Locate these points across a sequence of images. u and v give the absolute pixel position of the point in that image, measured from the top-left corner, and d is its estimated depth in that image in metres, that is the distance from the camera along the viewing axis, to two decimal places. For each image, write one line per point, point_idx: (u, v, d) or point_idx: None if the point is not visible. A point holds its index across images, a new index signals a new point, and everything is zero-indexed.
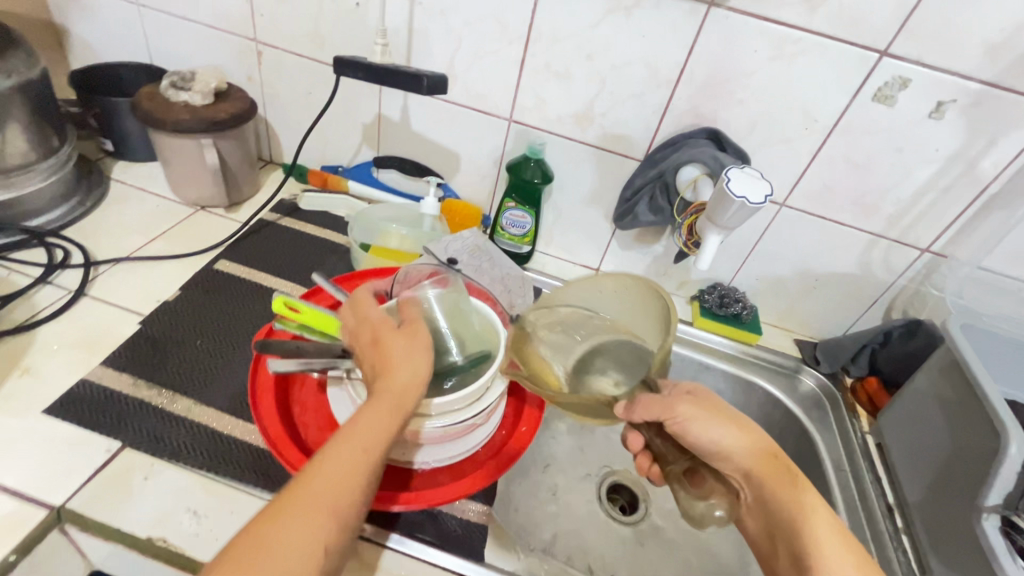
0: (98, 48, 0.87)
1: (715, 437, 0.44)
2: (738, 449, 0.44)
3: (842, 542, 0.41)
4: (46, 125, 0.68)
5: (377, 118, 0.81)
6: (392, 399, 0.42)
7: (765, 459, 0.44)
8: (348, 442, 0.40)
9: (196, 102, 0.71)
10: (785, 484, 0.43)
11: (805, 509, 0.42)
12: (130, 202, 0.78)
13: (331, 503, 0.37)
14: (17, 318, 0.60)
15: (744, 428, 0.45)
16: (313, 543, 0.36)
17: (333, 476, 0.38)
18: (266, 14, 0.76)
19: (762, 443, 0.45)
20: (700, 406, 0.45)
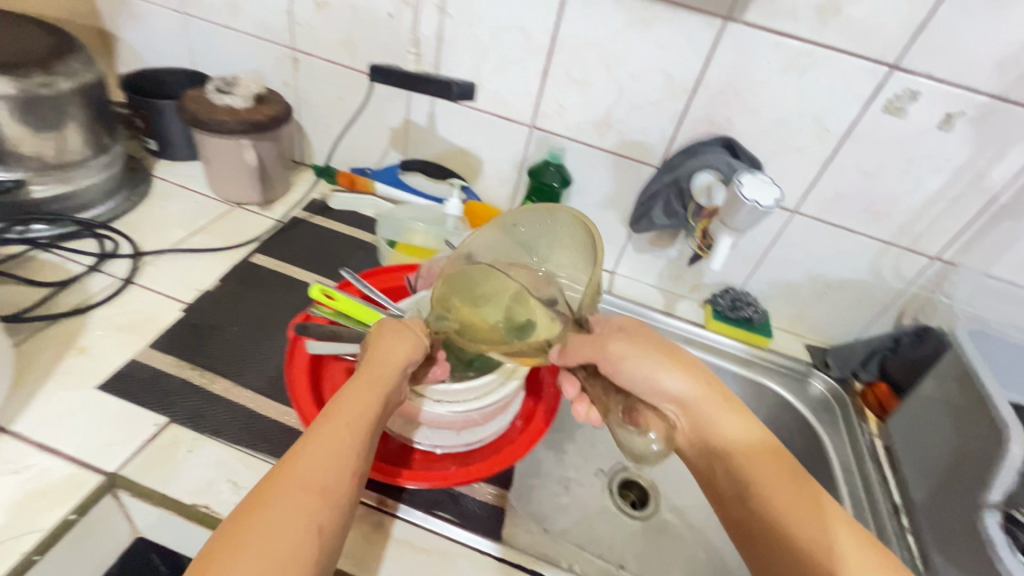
0: (144, 54, 0.93)
1: (653, 373, 0.46)
2: (675, 383, 0.46)
3: (773, 463, 0.44)
4: (100, 124, 0.73)
5: (405, 123, 0.86)
6: (374, 377, 0.46)
7: (701, 391, 0.47)
8: (336, 416, 0.42)
9: (237, 105, 0.76)
10: (720, 411, 0.46)
11: (739, 438, 0.45)
12: (172, 198, 0.83)
13: (320, 473, 0.38)
14: (71, 303, 0.64)
15: (683, 363, 0.48)
16: (310, 507, 0.36)
17: (325, 445, 0.39)
18: (304, 24, 0.80)
19: (700, 376, 0.48)
20: (635, 344, 0.48)
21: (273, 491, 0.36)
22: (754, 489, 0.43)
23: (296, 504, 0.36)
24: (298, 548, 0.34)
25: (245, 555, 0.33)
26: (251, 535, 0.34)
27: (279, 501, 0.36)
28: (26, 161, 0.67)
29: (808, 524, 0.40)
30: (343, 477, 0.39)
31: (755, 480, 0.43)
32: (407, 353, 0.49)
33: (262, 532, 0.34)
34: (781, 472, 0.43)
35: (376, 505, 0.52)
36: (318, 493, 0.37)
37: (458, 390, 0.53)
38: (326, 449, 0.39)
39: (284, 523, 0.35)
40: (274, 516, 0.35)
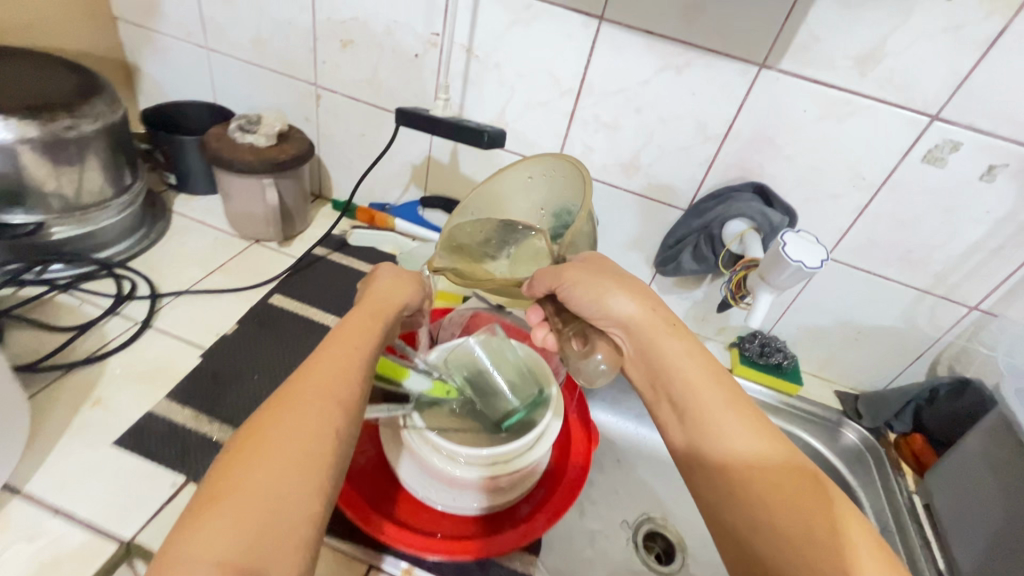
0: (165, 86, 0.93)
1: (600, 297, 0.48)
2: (622, 307, 0.48)
3: (716, 382, 0.45)
4: (122, 163, 0.72)
5: (427, 160, 0.84)
6: (373, 310, 0.47)
7: (647, 316, 0.49)
8: (336, 343, 0.43)
9: (260, 144, 0.75)
10: (664, 334, 0.48)
11: (674, 356, 0.47)
12: (191, 234, 0.82)
13: (335, 383, 0.40)
14: (88, 349, 0.62)
15: (634, 289, 0.50)
16: (320, 416, 0.37)
17: (329, 364, 0.41)
18: (328, 62, 0.80)
19: (648, 301, 0.50)
20: (587, 272, 0.50)
21: (283, 405, 0.38)
22: (694, 406, 0.44)
23: (305, 414, 0.37)
24: (311, 451, 0.36)
25: (262, 459, 0.34)
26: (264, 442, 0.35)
27: (288, 412, 0.37)
28: (47, 202, 0.65)
29: (739, 435, 0.42)
30: (348, 389, 0.40)
31: (694, 399, 0.44)
32: (406, 293, 0.51)
33: (275, 439, 0.35)
34: (720, 390, 0.45)
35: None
36: (325, 403, 0.38)
37: (486, 455, 0.50)
38: (330, 366, 0.41)
39: (296, 429, 0.36)
40: (286, 425, 0.36)
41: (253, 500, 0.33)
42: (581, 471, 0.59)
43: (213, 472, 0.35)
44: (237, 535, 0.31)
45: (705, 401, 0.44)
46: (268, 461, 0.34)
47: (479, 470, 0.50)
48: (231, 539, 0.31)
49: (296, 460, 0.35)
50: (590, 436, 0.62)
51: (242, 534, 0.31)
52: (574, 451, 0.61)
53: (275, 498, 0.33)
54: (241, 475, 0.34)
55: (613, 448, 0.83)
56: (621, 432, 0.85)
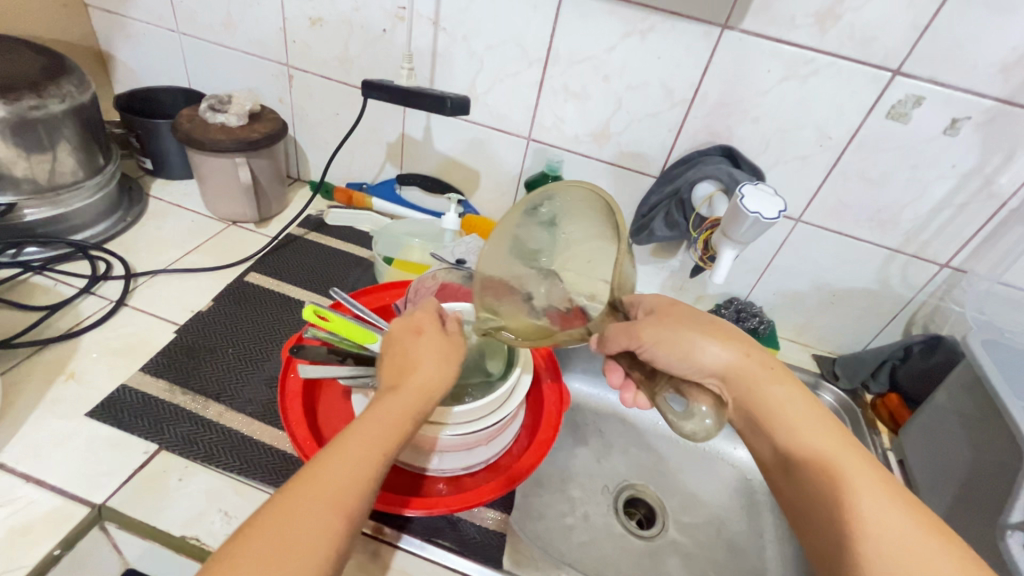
0: (140, 73, 0.93)
1: (688, 350, 0.45)
2: (710, 356, 0.45)
3: (828, 431, 0.41)
4: (94, 146, 0.73)
5: (401, 136, 0.85)
6: (415, 389, 0.42)
7: (742, 361, 0.45)
8: (360, 437, 0.38)
9: (231, 123, 0.76)
10: (764, 381, 0.44)
11: (771, 403, 0.43)
12: (168, 217, 0.82)
13: (344, 493, 0.35)
14: (63, 327, 0.63)
15: (724, 336, 0.47)
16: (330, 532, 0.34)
17: (355, 461, 0.37)
18: (299, 41, 0.80)
19: (742, 345, 0.46)
20: (663, 324, 0.46)
21: (285, 504, 0.34)
22: (782, 430, 0.42)
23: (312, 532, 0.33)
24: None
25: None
26: (263, 550, 0.32)
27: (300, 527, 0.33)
28: (18, 185, 0.66)
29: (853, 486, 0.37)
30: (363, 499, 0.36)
31: (780, 426, 0.42)
32: (450, 366, 0.44)
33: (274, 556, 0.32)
34: (834, 439, 0.40)
35: (372, 533, 0.51)
36: (338, 516, 0.34)
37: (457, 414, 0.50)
38: (355, 465, 0.36)
39: (297, 548, 0.32)
40: (288, 539, 0.32)
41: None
42: (553, 429, 0.60)
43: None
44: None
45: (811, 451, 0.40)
46: None
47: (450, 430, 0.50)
48: None
49: None
50: (561, 396, 0.63)
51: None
52: (546, 413, 0.62)
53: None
54: None
55: (593, 419, 0.83)
56: (601, 402, 0.85)
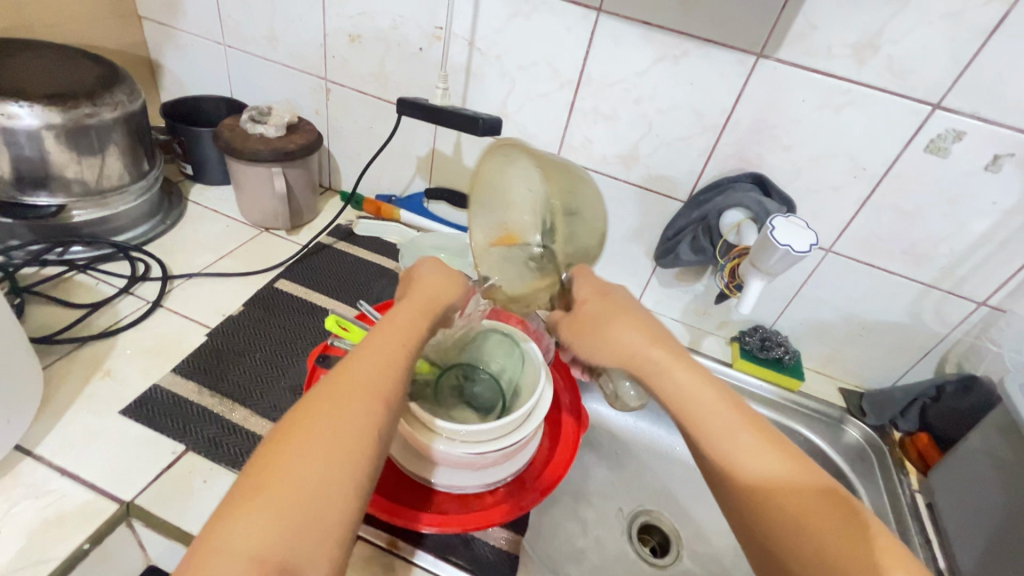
0: (185, 82, 0.97)
1: (603, 344, 0.46)
2: (624, 346, 0.45)
3: (737, 415, 0.41)
4: (140, 152, 0.76)
5: (430, 151, 0.86)
6: (423, 301, 0.47)
7: (650, 347, 0.45)
8: (383, 334, 0.43)
9: (270, 134, 0.78)
10: (667, 370, 0.44)
11: (679, 390, 0.43)
12: (205, 221, 0.85)
13: (377, 377, 0.40)
14: (102, 325, 0.66)
15: (644, 328, 0.46)
16: (368, 410, 0.38)
17: (374, 356, 0.41)
18: (338, 57, 0.82)
19: (651, 330, 0.46)
20: (582, 323, 0.48)
21: (317, 398, 0.38)
22: (716, 442, 0.40)
23: (347, 412, 0.37)
24: (350, 442, 0.36)
25: (301, 449, 0.35)
26: (311, 424, 0.36)
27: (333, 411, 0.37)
28: (68, 187, 0.70)
29: (762, 466, 0.38)
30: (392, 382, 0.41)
31: (718, 446, 0.40)
32: (455, 283, 0.51)
33: (322, 428, 0.36)
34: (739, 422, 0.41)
35: (386, 547, 0.51)
36: (369, 398, 0.38)
37: (477, 432, 0.51)
38: (375, 358, 0.41)
39: (337, 425, 0.36)
40: (324, 418, 0.37)
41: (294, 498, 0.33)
42: (570, 453, 0.60)
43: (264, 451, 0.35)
44: (284, 530, 0.32)
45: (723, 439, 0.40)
46: (303, 455, 0.35)
47: (468, 446, 0.51)
48: (276, 519, 0.32)
49: (332, 454, 0.35)
50: (581, 421, 0.63)
51: (289, 532, 0.32)
52: (564, 438, 0.62)
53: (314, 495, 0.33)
54: (281, 462, 0.34)
55: (609, 441, 0.83)
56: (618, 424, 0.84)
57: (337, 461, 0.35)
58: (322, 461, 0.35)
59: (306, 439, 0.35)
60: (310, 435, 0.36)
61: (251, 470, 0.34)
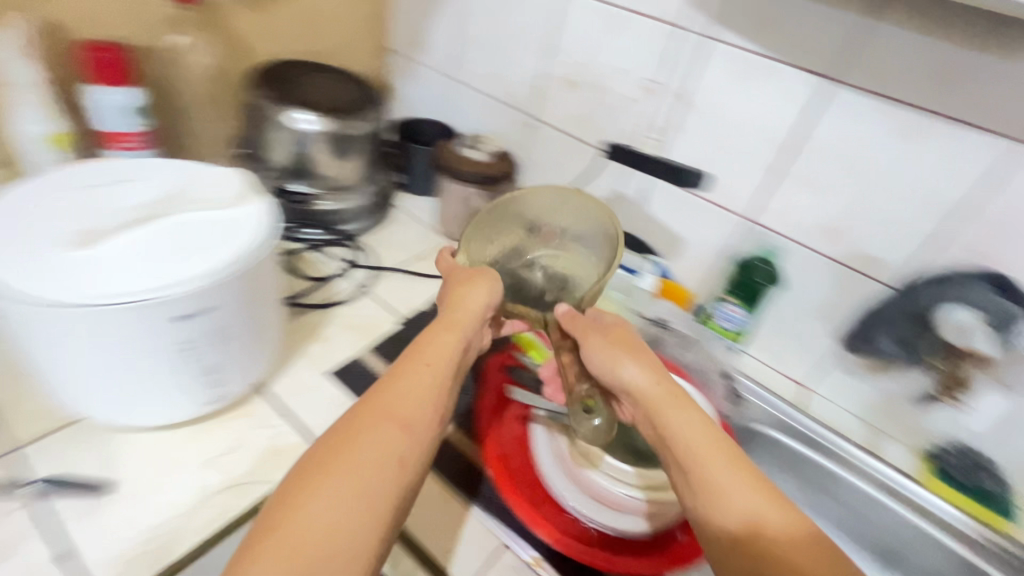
0: (410, 105, 1.13)
1: (614, 367, 0.53)
2: (629, 375, 0.52)
3: (721, 451, 0.46)
4: (375, 159, 0.90)
5: (616, 193, 0.90)
6: (456, 331, 0.53)
7: (653, 385, 0.51)
8: (411, 364, 0.49)
9: (480, 159, 0.87)
10: (667, 406, 0.50)
11: (674, 423, 0.48)
12: (406, 225, 0.98)
13: (409, 407, 0.45)
14: (323, 298, 0.78)
15: (653, 365, 0.53)
16: (394, 439, 0.43)
17: (408, 389, 0.47)
18: (549, 97, 0.90)
19: (658, 372, 0.52)
20: (605, 341, 0.55)
21: (348, 432, 0.43)
22: (703, 471, 0.45)
23: (372, 444, 0.42)
24: (383, 471, 0.41)
25: (334, 482, 0.39)
26: (344, 458, 0.41)
27: (358, 442, 0.42)
28: (321, 180, 0.85)
29: (742, 499, 0.42)
30: (417, 415, 0.45)
31: (711, 478, 0.44)
32: (489, 297, 0.57)
33: (350, 459, 0.41)
34: (721, 452, 0.45)
35: (528, 562, 0.53)
36: (394, 429, 0.43)
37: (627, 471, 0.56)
38: (410, 390, 0.47)
39: (366, 455, 0.41)
40: (357, 450, 0.41)
41: (318, 525, 0.37)
42: None
43: (294, 481, 0.39)
44: (310, 553, 0.35)
45: (709, 469, 0.44)
46: (335, 483, 0.39)
47: (615, 483, 0.56)
48: (301, 544, 0.36)
49: (361, 484, 0.40)
50: None
51: (320, 546, 0.36)
52: None
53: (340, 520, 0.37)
54: (311, 490, 0.38)
55: None
56: None
57: (368, 489, 0.40)
58: (351, 490, 0.39)
59: (340, 469, 0.40)
60: (339, 464, 0.40)
61: (282, 499, 0.38)
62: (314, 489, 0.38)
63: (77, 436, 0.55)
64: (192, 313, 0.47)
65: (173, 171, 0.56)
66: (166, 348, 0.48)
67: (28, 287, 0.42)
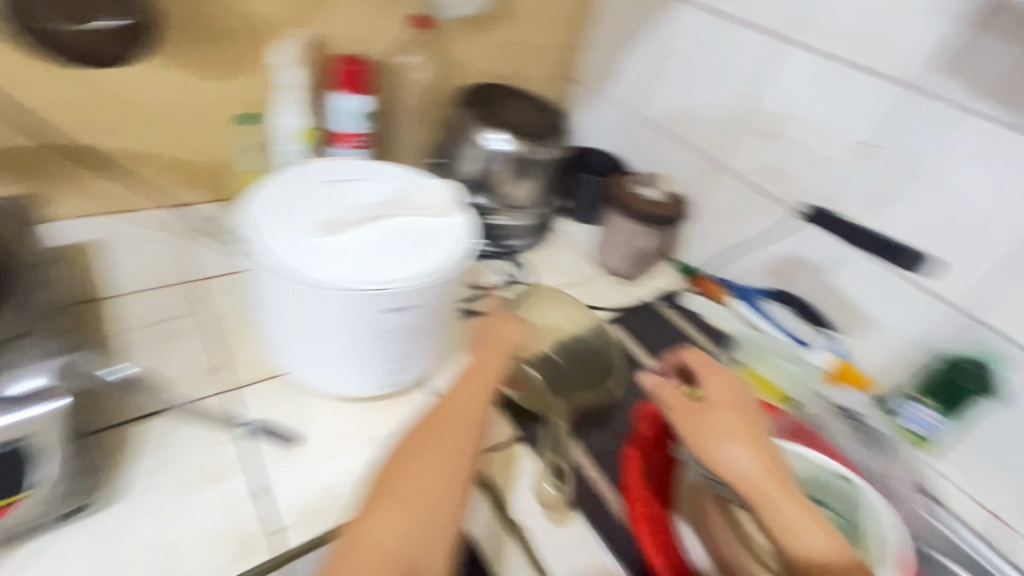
0: (583, 132, 1.16)
1: (716, 448, 0.50)
2: (734, 460, 0.49)
3: (819, 530, 0.46)
4: (548, 184, 0.94)
5: (795, 255, 0.84)
6: (494, 349, 0.56)
7: (754, 465, 0.49)
8: (465, 377, 0.52)
9: (654, 199, 0.86)
10: (768, 488, 0.47)
11: (774, 511, 0.46)
12: (563, 248, 1.00)
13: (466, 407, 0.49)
14: (482, 306, 0.82)
15: (749, 431, 0.51)
16: (456, 433, 0.47)
17: (461, 394, 0.51)
18: (737, 145, 0.87)
19: (759, 448, 0.50)
20: (704, 421, 0.52)
21: (417, 437, 0.47)
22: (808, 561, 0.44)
23: (443, 446, 0.46)
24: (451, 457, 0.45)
25: (413, 474, 0.44)
26: (419, 454, 0.45)
27: (432, 443, 0.46)
28: (496, 196, 0.90)
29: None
30: (477, 417, 0.49)
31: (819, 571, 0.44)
32: (516, 328, 0.58)
33: (423, 454, 0.45)
34: (819, 533, 0.45)
35: None
36: (455, 426, 0.47)
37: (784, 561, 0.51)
38: (462, 395, 0.50)
39: (435, 452, 0.45)
40: (428, 449, 0.45)
41: (416, 492, 0.42)
42: None
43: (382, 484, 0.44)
44: (411, 526, 0.40)
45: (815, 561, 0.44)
46: (417, 474, 0.44)
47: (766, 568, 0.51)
48: (400, 520, 0.41)
49: (439, 472, 0.44)
50: None
51: (416, 518, 0.41)
52: None
53: (426, 510, 0.41)
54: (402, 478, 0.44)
55: None
56: None
57: (443, 473, 0.44)
58: (432, 475, 0.44)
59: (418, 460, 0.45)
60: (419, 458, 0.45)
61: (376, 497, 0.43)
62: (403, 478, 0.44)
63: (280, 387, 0.64)
64: (399, 307, 0.52)
65: (396, 177, 0.62)
66: (372, 333, 0.54)
67: (287, 262, 0.50)
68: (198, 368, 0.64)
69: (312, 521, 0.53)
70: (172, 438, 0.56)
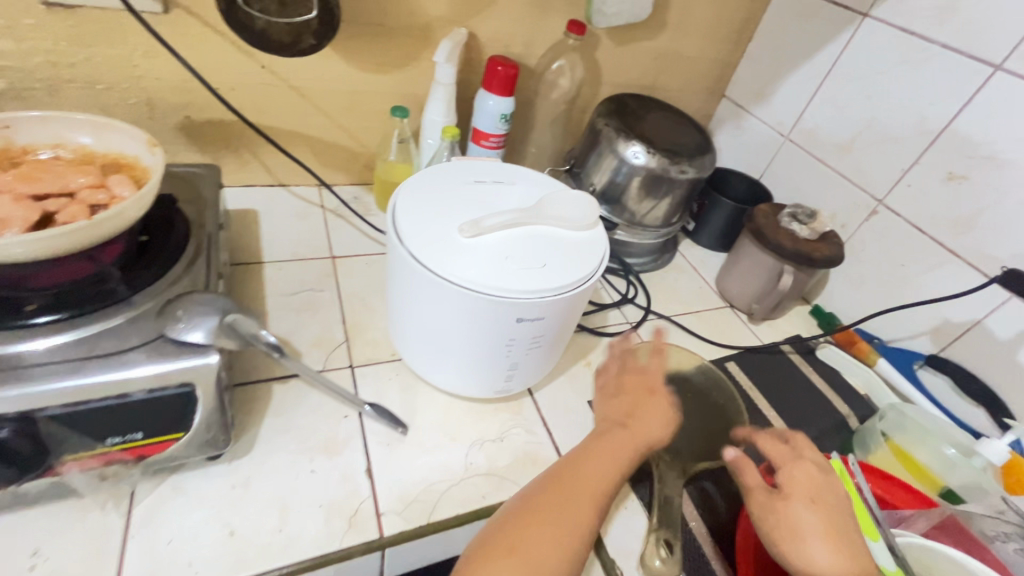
0: (722, 152, 1.08)
1: (793, 544, 0.46)
2: (815, 558, 0.44)
3: None
4: (681, 206, 0.88)
5: (972, 323, 0.72)
6: (635, 433, 0.55)
7: (839, 567, 0.44)
8: (598, 451, 0.53)
9: (802, 235, 0.78)
10: None
11: None
12: (685, 274, 0.94)
13: (598, 484, 0.49)
14: (595, 323, 0.80)
15: (832, 531, 0.46)
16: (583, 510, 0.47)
17: (594, 468, 0.51)
18: (915, 187, 0.76)
19: (847, 550, 0.45)
20: (781, 511, 0.48)
21: (545, 496, 0.48)
22: None
23: (564, 518, 0.46)
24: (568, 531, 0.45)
25: (535, 532, 0.45)
26: (542, 517, 0.46)
27: (557, 509, 0.47)
28: (624, 211, 0.86)
29: None
30: (598, 496, 0.49)
31: None
32: (665, 422, 0.57)
33: (547, 519, 0.46)
34: None
35: None
36: (584, 501, 0.48)
37: None
38: (596, 469, 0.51)
39: (557, 520, 0.46)
40: (551, 513, 0.46)
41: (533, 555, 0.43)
42: None
43: (500, 532, 0.46)
44: None
45: None
46: (537, 534, 0.45)
47: None
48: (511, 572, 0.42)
49: (556, 539, 0.45)
50: None
51: None
52: None
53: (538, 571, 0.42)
54: (523, 534, 0.45)
55: None
56: None
57: (560, 544, 0.45)
58: (550, 541, 0.44)
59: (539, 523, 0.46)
60: (541, 520, 0.46)
61: (492, 542, 0.45)
62: (525, 533, 0.45)
63: (395, 375, 0.66)
64: (527, 318, 0.51)
65: (541, 186, 0.62)
66: (493, 339, 0.53)
67: (425, 258, 0.51)
68: (325, 342, 0.68)
69: (411, 512, 0.53)
70: (299, 403, 0.60)
